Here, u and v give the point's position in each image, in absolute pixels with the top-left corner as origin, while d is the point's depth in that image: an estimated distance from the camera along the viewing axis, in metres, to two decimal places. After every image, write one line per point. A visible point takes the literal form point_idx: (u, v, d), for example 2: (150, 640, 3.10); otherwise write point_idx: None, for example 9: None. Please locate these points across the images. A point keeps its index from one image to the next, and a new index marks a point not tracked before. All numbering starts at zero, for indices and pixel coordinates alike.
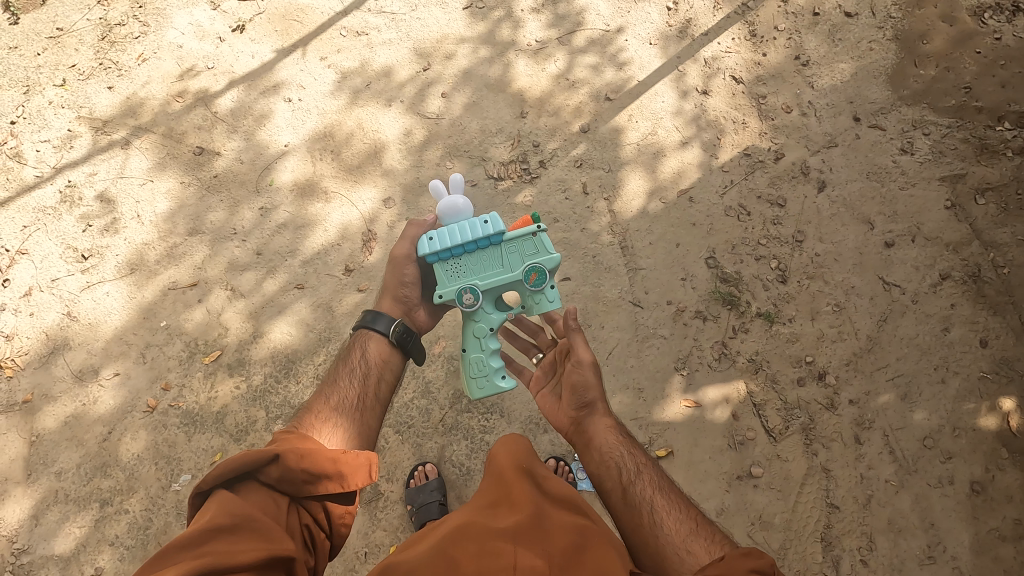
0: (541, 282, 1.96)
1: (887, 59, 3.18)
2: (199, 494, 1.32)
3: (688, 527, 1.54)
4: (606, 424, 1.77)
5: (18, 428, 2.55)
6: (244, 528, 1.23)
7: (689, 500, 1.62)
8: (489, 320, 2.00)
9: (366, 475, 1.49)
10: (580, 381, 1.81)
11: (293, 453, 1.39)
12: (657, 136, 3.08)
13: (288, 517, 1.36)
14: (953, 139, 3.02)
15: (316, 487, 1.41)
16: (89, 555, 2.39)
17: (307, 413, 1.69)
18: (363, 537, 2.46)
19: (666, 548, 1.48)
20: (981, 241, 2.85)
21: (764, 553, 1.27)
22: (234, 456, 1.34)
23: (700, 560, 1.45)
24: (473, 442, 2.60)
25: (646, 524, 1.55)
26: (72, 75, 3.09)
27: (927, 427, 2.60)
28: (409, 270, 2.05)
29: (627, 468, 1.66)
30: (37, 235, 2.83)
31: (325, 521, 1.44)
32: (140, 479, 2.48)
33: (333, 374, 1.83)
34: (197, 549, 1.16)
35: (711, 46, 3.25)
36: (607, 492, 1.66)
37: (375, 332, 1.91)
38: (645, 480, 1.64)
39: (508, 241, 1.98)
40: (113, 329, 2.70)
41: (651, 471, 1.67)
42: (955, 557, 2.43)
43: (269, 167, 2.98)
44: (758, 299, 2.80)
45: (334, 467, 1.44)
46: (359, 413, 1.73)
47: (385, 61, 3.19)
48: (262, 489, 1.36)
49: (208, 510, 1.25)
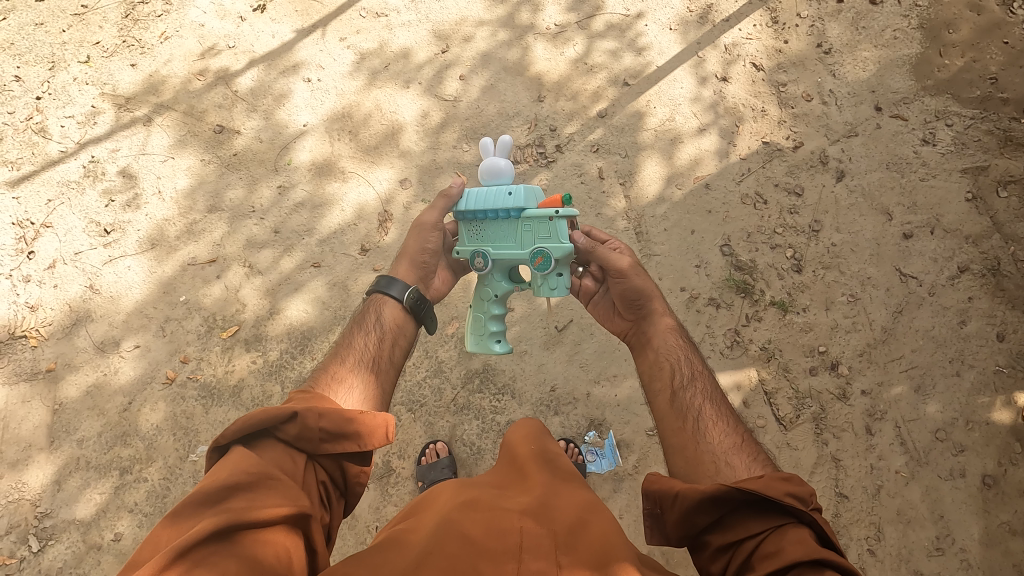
0: (544, 268, 1.93)
1: (912, 48, 3.13)
2: (215, 450, 1.30)
3: (732, 441, 1.52)
4: (667, 329, 1.87)
5: (40, 396, 2.62)
6: (261, 486, 1.19)
7: (737, 415, 1.62)
8: (494, 287, 2.07)
9: (383, 435, 1.47)
10: (631, 290, 1.96)
11: (311, 412, 1.37)
12: (674, 122, 3.07)
13: (305, 473, 1.33)
14: (977, 131, 2.97)
15: (333, 445, 1.39)
16: (108, 521, 2.44)
17: (324, 373, 1.68)
18: (375, 511, 2.50)
19: (704, 449, 1.49)
20: (1001, 234, 2.82)
21: (804, 482, 1.27)
22: (252, 413, 1.32)
23: (737, 473, 1.42)
24: (484, 422, 2.63)
25: (691, 421, 1.58)
26: (95, 52, 3.14)
27: (939, 419, 2.59)
28: (431, 239, 2.11)
29: (680, 373, 1.72)
30: (61, 209, 2.88)
31: (340, 479, 1.43)
32: (159, 449, 2.54)
33: (348, 337, 1.83)
34: (216, 506, 1.13)
35: (732, 32, 3.22)
36: (657, 392, 1.73)
37: (390, 298, 1.93)
38: (696, 388, 1.67)
39: (526, 218, 1.94)
40: (134, 302, 2.75)
41: (704, 380, 1.71)
42: (964, 550, 2.42)
43: (288, 146, 3.01)
44: (771, 288, 2.79)
45: (351, 426, 1.41)
46: (375, 373, 1.74)
47: (403, 42, 3.20)
48: (279, 446, 1.34)
49: (225, 465, 1.22)
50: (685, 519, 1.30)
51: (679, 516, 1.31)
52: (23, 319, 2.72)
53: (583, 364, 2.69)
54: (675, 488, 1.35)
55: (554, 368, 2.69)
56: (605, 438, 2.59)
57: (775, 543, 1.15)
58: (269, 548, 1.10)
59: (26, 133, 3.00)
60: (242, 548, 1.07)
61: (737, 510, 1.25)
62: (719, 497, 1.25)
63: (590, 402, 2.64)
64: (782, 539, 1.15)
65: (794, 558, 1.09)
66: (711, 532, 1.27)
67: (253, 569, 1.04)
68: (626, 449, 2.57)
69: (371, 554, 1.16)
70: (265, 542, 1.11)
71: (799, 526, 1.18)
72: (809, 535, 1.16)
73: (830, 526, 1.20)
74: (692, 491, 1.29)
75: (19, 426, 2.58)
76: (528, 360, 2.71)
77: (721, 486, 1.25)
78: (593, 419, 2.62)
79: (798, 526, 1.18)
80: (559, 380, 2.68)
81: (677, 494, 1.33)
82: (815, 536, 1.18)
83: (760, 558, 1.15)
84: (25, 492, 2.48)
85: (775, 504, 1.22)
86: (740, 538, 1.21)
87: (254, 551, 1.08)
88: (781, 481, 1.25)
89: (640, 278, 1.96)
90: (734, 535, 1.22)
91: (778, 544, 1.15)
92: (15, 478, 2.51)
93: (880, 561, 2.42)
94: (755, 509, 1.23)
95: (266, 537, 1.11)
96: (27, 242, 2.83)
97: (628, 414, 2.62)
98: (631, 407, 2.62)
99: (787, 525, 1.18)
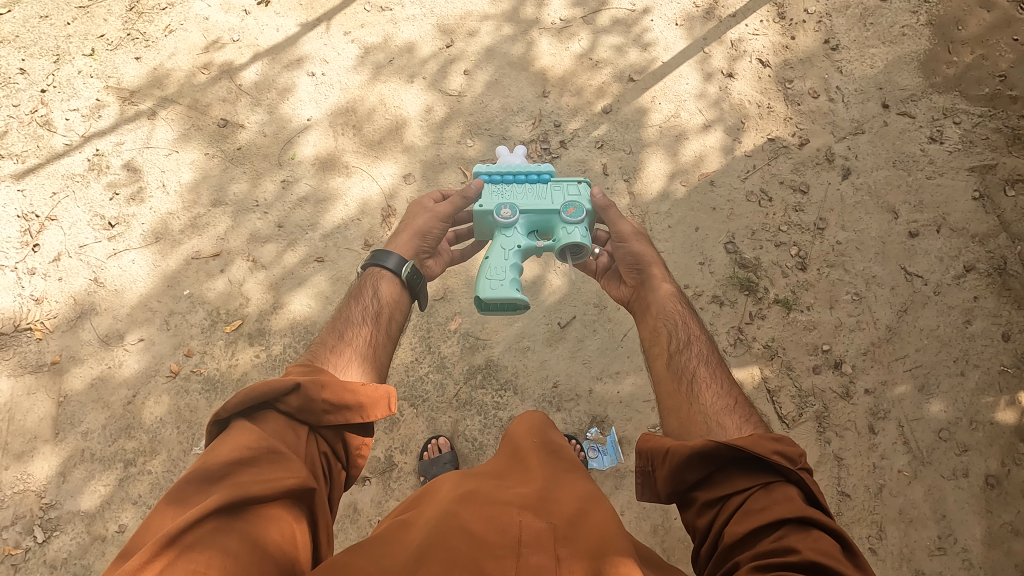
0: (577, 216, 1.98)
1: (920, 44, 3.10)
2: (216, 422, 1.30)
3: (725, 402, 1.52)
4: (666, 295, 1.87)
5: (46, 388, 2.63)
6: (262, 459, 1.20)
7: (732, 379, 1.61)
8: (515, 241, 1.99)
9: (385, 406, 1.48)
10: (630, 254, 2.00)
11: (314, 384, 1.36)
12: (680, 118, 3.05)
13: (307, 446, 1.33)
14: (985, 129, 2.95)
15: (336, 416, 1.38)
16: (112, 513, 2.45)
17: (322, 347, 1.67)
18: (377, 506, 2.50)
19: (696, 409, 1.50)
20: (1008, 234, 2.80)
21: (796, 442, 1.27)
22: (253, 384, 1.31)
23: (728, 431, 1.42)
24: (486, 418, 2.63)
25: (685, 384, 1.58)
26: (100, 45, 3.14)
27: (943, 419, 2.58)
28: (438, 227, 2.12)
29: (677, 338, 1.72)
30: (66, 201, 2.89)
31: (343, 453, 1.43)
32: (163, 442, 2.55)
33: (345, 311, 1.81)
34: (219, 482, 1.14)
35: (738, 27, 3.21)
36: (654, 356, 1.73)
37: (387, 271, 1.92)
38: (692, 352, 1.67)
39: (556, 181, 2.09)
40: (138, 296, 2.76)
41: (701, 345, 1.70)
42: (965, 549, 2.41)
43: (292, 141, 3.00)
44: (776, 285, 2.78)
45: (353, 398, 1.41)
46: (372, 347, 1.73)
47: (408, 36, 3.19)
48: (281, 419, 1.33)
49: (226, 440, 1.22)
50: (673, 474, 1.30)
51: (668, 472, 1.31)
52: (28, 311, 2.73)
53: (586, 361, 2.70)
54: (667, 445, 1.35)
55: (557, 364, 2.70)
56: (607, 435, 2.59)
57: (762, 500, 1.18)
58: (273, 525, 1.13)
59: (31, 126, 3.00)
60: (245, 525, 1.09)
61: (725, 467, 1.26)
62: (708, 453, 1.26)
63: (592, 398, 2.64)
64: (767, 497, 1.18)
65: (776, 516, 1.13)
66: (698, 489, 1.28)
67: (255, 550, 1.07)
68: (628, 446, 2.57)
69: (371, 544, 1.17)
70: (268, 520, 1.13)
71: (785, 484, 1.20)
72: (796, 494, 1.18)
73: (819, 486, 1.21)
74: (683, 446, 1.29)
75: (25, 417, 2.59)
76: (530, 356, 2.71)
77: (710, 441, 1.25)
78: (595, 415, 2.62)
79: (784, 484, 1.20)
80: (562, 376, 2.68)
81: (668, 449, 1.33)
82: (803, 495, 1.20)
83: (746, 513, 1.17)
84: (30, 483, 2.50)
85: (764, 462, 1.23)
86: (729, 497, 1.22)
87: (256, 530, 1.10)
88: (770, 439, 1.26)
89: (640, 244, 2.01)
90: (721, 490, 1.24)
91: (764, 502, 1.17)
92: (20, 470, 2.52)
93: (882, 560, 2.40)
94: (743, 466, 1.24)
95: (268, 517, 1.13)
96: (32, 234, 2.84)
97: (630, 411, 2.62)
98: (633, 404, 2.63)
99: (775, 483, 1.20)
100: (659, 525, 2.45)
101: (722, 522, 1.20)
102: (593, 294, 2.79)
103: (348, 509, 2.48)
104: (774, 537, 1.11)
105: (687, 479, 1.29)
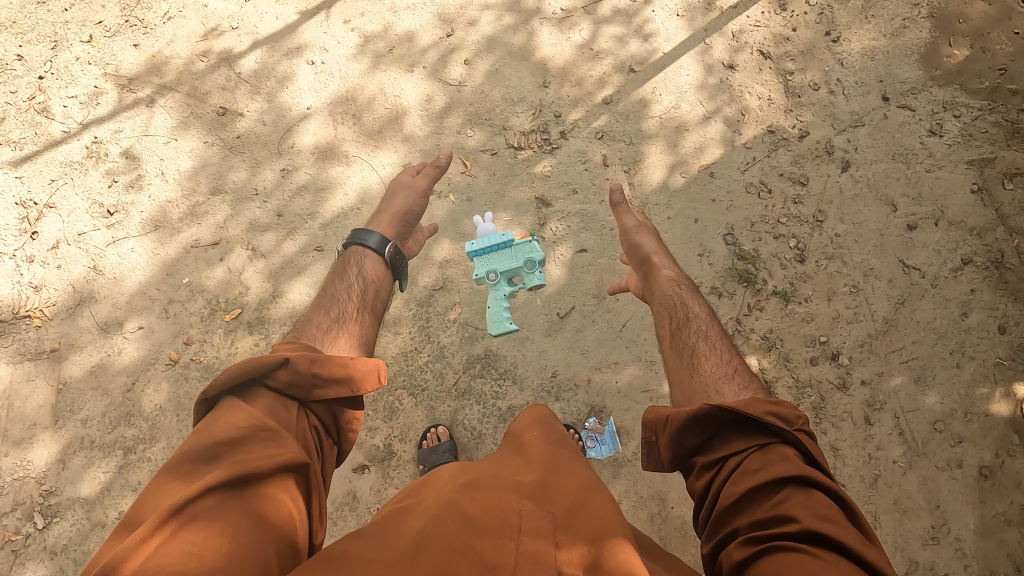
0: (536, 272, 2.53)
1: (921, 37, 3.09)
2: (204, 402, 1.31)
3: (723, 371, 1.54)
4: (667, 280, 1.92)
5: (45, 375, 2.63)
6: (256, 437, 1.21)
7: (733, 350, 1.65)
8: (503, 292, 2.59)
9: (375, 378, 1.49)
10: (633, 247, 2.07)
11: (302, 358, 1.38)
12: (680, 110, 3.05)
13: (298, 420, 1.34)
14: (984, 122, 2.95)
15: (326, 391, 1.40)
16: (112, 499, 2.48)
17: (309, 323, 1.69)
18: (375, 494, 2.53)
19: (697, 380, 1.53)
20: (1006, 227, 2.81)
21: (793, 406, 1.29)
22: (240, 362, 1.33)
23: (726, 398, 1.43)
24: (485, 407, 2.65)
25: (686, 358, 1.63)
26: (98, 32, 3.12)
27: (939, 410, 2.61)
28: (416, 203, 2.23)
29: (677, 317, 1.77)
30: (64, 189, 2.88)
31: (333, 428, 1.45)
32: (162, 429, 2.56)
33: (330, 288, 1.85)
34: (215, 460, 1.15)
35: (739, 19, 3.20)
36: (661, 339, 1.79)
37: (370, 252, 1.98)
38: (692, 329, 1.71)
39: (519, 243, 2.53)
40: (137, 284, 2.76)
41: (701, 321, 1.74)
42: (959, 539, 2.45)
43: (291, 130, 2.99)
44: (774, 277, 2.79)
45: (344, 371, 1.43)
46: (359, 322, 1.77)
47: (408, 25, 3.18)
48: (271, 395, 1.34)
49: (220, 420, 1.23)
50: (674, 439, 1.34)
51: (669, 438, 1.36)
52: (27, 299, 2.73)
53: (584, 351, 2.70)
54: (667, 413, 1.39)
55: (556, 354, 2.70)
56: (605, 425, 2.61)
57: (758, 461, 1.19)
58: (272, 502, 1.14)
59: (29, 113, 2.99)
60: (245, 501, 1.10)
61: (722, 432, 1.29)
62: (704, 417, 1.29)
63: (590, 388, 2.66)
64: (764, 457, 1.19)
65: (770, 476, 1.15)
66: (698, 453, 1.32)
67: (255, 523, 1.07)
68: (626, 436, 2.59)
69: (371, 533, 1.18)
70: (268, 497, 1.14)
71: (782, 445, 1.22)
72: (793, 454, 1.19)
73: (817, 445, 1.22)
74: (680, 412, 1.33)
75: (24, 404, 2.60)
76: (530, 346, 2.72)
77: (705, 405, 1.29)
78: (593, 405, 2.64)
79: (781, 445, 1.22)
80: (560, 366, 2.69)
81: (667, 417, 1.37)
82: (800, 455, 1.21)
83: (743, 474, 1.19)
84: (30, 470, 2.51)
85: (759, 423, 1.25)
86: (728, 461, 1.24)
87: (255, 506, 1.11)
88: (766, 402, 1.28)
89: (641, 236, 2.07)
90: (719, 452, 1.27)
91: (761, 462, 1.19)
92: (19, 456, 2.53)
93: None
94: (739, 428, 1.27)
95: (264, 494, 1.14)
96: (30, 222, 2.83)
97: (629, 401, 2.64)
98: (631, 394, 2.65)
99: (772, 443, 1.22)
100: (656, 514, 2.49)
101: (720, 482, 1.22)
102: (592, 285, 2.79)
103: (347, 497, 2.51)
104: (773, 501, 1.12)
105: (686, 445, 1.33)
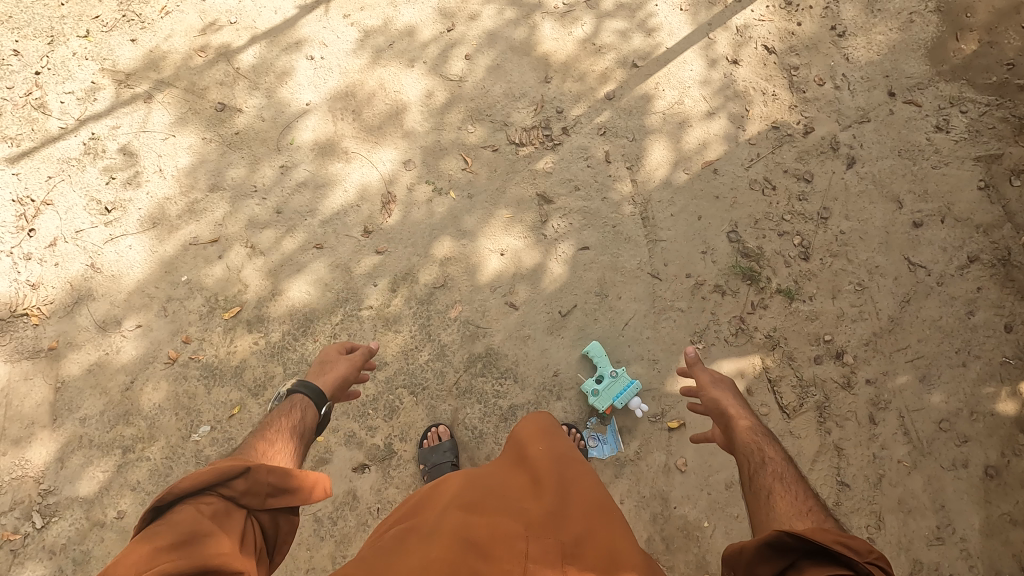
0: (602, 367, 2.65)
1: (928, 31, 3.05)
2: (153, 509, 1.27)
3: (798, 513, 1.44)
4: (740, 414, 1.83)
5: (43, 373, 2.61)
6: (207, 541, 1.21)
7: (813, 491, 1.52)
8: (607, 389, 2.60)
9: (321, 491, 1.50)
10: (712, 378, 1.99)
11: (261, 466, 1.40)
12: (683, 106, 3.01)
13: (245, 526, 1.33)
14: (991, 118, 2.92)
15: (278, 500, 1.41)
16: (111, 499, 2.47)
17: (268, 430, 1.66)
18: (376, 493, 2.53)
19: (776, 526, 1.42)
20: (1013, 224, 2.78)
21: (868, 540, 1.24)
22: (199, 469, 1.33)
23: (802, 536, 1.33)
24: (486, 406, 2.63)
25: (762, 499, 1.53)
26: (95, 26, 3.09)
27: (944, 409, 2.59)
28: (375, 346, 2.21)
29: (751, 459, 1.65)
30: (61, 185, 2.85)
31: (274, 532, 1.41)
32: (161, 428, 2.55)
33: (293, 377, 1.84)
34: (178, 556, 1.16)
35: (744, 13, 3.16)
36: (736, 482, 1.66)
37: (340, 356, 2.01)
38: (768, 469, 1.60)
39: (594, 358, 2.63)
40: (135, 282, 2.73)
41: (778, 459, 1.63)
42: (964, 539, 2.45)
43: (290, 126, 2.96)
44: (778, 276, 2.76)
45: (296, 481, 1.45)
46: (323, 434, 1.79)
47: (408, 20, 3.14)
48: (221, 499, 1.33)
49: (178, 519, 1.24)
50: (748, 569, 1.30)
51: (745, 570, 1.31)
52: (25, 296, 2.71)
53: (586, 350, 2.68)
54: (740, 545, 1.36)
55: (558, 353, 2.68)
56: (607, 424, 2.61)
57: None
58: None
59: (26, 109, 2.96)
60: None
61: (797, 562, 1.24)
62: (775, 543, 1.28)
63: None
64: None
65: None
66: None
67: None
68: (628, 435, 2.60)
69: (380, 558, 1.23)
70: None
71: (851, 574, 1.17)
72: None
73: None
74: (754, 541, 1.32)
75: (22, 403, 2.58)
76: (531, 344, 2.69)
77: (775, 531, 1.28)
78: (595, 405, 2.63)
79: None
80: (562, 365, 2.67)
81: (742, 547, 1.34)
82: None
83: None
84: (28, 469, 2.50)
85: (828, 552, 1.21)
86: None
87: None
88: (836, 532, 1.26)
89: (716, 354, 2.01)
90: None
91: None
92: (18, 455, 2.52)
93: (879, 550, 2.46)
94: (814, 559, 1.22)
95: None
96: (27, 219, 2.81)
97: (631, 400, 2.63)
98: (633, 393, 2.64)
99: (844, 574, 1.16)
100: (658, 514, 2.50)
101: None
102: (593, 282, 2.76)
103: (348, 497, 2.51)
104: None
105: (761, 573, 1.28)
